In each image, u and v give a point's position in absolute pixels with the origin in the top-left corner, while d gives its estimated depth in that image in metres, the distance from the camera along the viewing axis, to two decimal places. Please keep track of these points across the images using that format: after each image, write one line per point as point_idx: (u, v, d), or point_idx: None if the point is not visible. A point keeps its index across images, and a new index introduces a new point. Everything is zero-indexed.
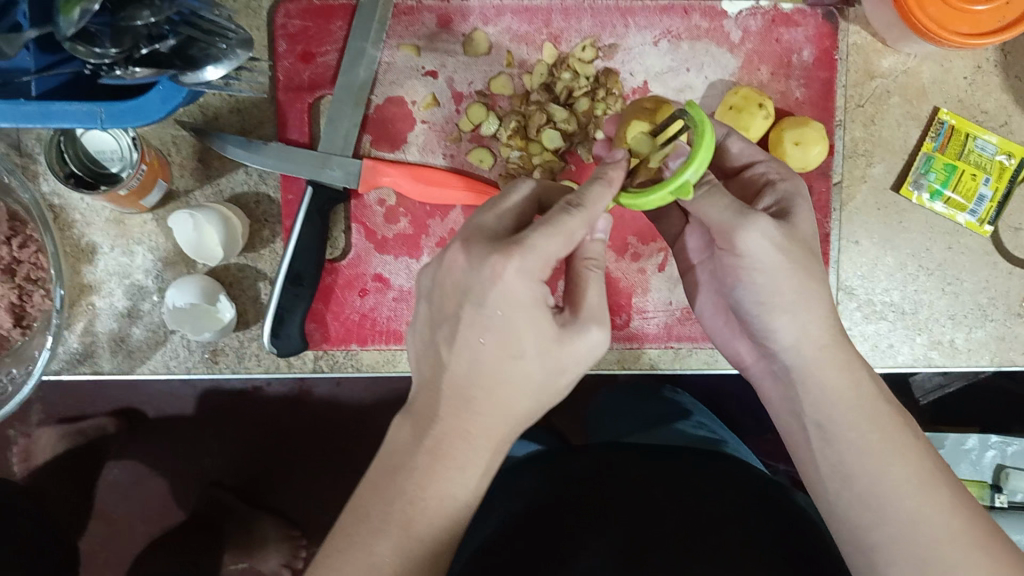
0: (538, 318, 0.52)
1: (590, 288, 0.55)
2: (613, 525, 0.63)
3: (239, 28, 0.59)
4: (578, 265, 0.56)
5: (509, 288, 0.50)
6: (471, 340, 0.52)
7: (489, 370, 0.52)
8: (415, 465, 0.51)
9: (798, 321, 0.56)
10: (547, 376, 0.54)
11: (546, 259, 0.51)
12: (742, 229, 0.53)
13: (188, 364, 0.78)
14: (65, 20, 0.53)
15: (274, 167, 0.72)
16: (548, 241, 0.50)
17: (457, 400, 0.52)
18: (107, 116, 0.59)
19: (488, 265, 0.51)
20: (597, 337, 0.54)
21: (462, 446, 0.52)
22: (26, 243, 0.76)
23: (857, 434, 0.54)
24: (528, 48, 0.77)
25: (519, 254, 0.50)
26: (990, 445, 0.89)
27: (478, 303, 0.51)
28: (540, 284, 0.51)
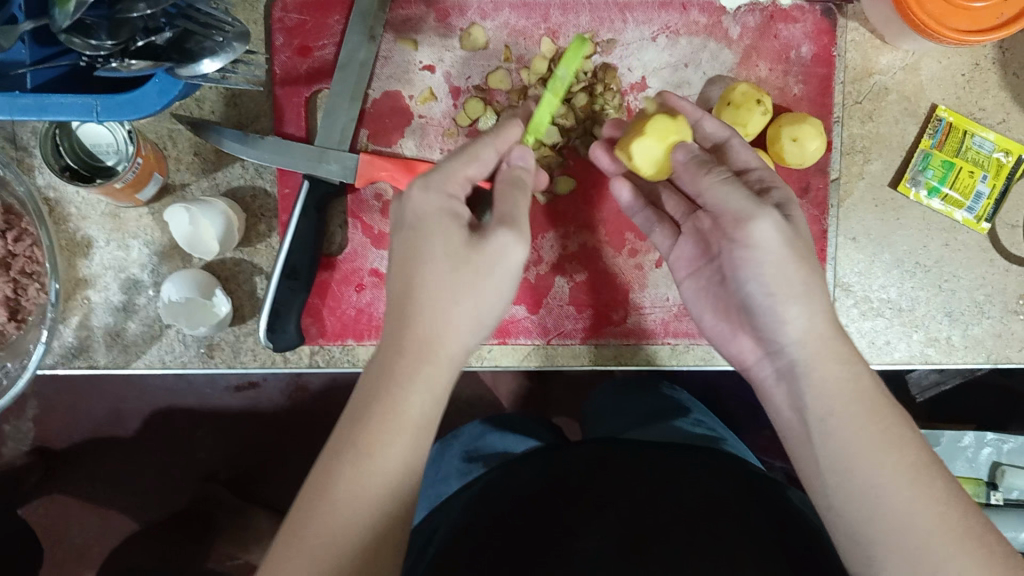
0: (451, 226, 0.56)
1: (508, 201, 0.59)
2: (609, 515, 0.64)
3: (236, 21, 0.59)
4: (499, 185, 0.60)
5: (417, 201, 0.57)
6: (402, 263, 0.56)
7: (417, 285, 0.54)
8: (365, 388, 0.51)
9: (808, 313, 0.57)
10: (476, 280, 0.55)
11: (449, 175, 0.58)
12: (756, 220, 0.58)
13: (183, 359, 0.78)
14: (61, 12, 0.52)
15: (270, 161, 0.72)
16: (452, 161, 0.58)
17: (395, 318, 0.54)
18: (104, 109, 0.59)
19: (404, 193, 0.58)
20: (508, 239, 0.56)
21: (403, 358, 0.52)
22: (21, 237, 0.75)
23: (858, 427, 0.53)
24: (526, 43, 0.77)
25: (423, 174, 0.57)
26: (986, 442, 0.89)
27: (399, 226, 0.57)
28: (448, 196, 0.57)
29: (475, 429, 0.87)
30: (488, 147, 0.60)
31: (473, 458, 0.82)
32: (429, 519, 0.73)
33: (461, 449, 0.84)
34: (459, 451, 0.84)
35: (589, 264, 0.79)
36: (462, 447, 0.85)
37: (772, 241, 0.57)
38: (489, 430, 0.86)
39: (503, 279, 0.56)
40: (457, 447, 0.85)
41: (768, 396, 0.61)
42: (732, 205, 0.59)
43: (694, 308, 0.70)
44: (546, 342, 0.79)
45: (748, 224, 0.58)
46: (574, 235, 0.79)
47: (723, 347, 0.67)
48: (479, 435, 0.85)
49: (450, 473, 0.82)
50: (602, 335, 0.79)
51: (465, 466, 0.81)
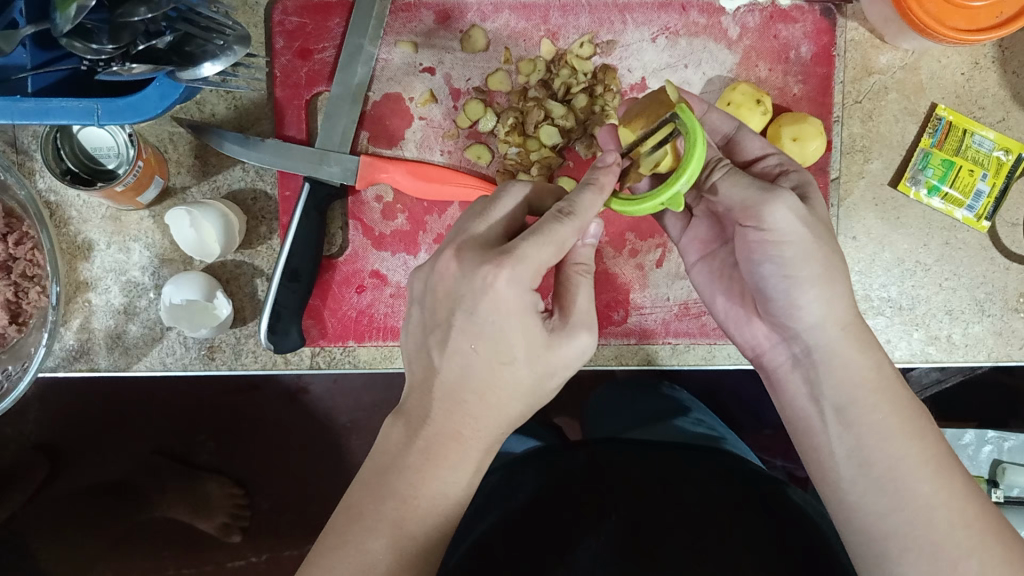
0: (529, 324, 0.53)
1: (579, 292, 0.56)
2: (611, 523, 0.64)
3: (237, 25, 0.59)
4: (569, 270, 0.57)
5: (501, 296, 0.51)
6: (464, 346, 0.52)
7: (477, 372, 0.52)
8: (407, 463, 0.52)
9: (826, 298, 0.55)
10: (537, 380, 0.54)
11: (535, 266, 0.51)
12: (770, 205, 0.54)
13: (185, 361, 0.78)
14: (63, 16, 0.53)
15: (271, 164, 0.72)
16: (539, 250, 0.51)
17: (450, 401, 0.53)
18: (105, 113, 0.59)
19: (481, 275, 0.51)
20: (586, 340, 0.55)
21: (457, 446, 0.52)
22: (23, 240, 0.75)
23: (879, 416, 0.54)
24: (526, 44, 0.77)
25: (510, 262, 0.50)
26: (987, 440, 0.92)
27: (469, 311, 0.51)
28: (530, 289, 0.52)
29: None
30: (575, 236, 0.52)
31: None
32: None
33: None
34: None
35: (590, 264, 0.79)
36: None
37: (792, 228, 0.54)
38: None
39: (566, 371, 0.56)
40: None
41: (782, 384, 0.60)
42: (740, 195, 0.56)
43: (705, 293, 0.69)
44: None
45: (759, 213, 0.54)
46: None
47: (736, 332, 0.65)
48: None
49: None
50: (603, 335, 0.79)
51: None
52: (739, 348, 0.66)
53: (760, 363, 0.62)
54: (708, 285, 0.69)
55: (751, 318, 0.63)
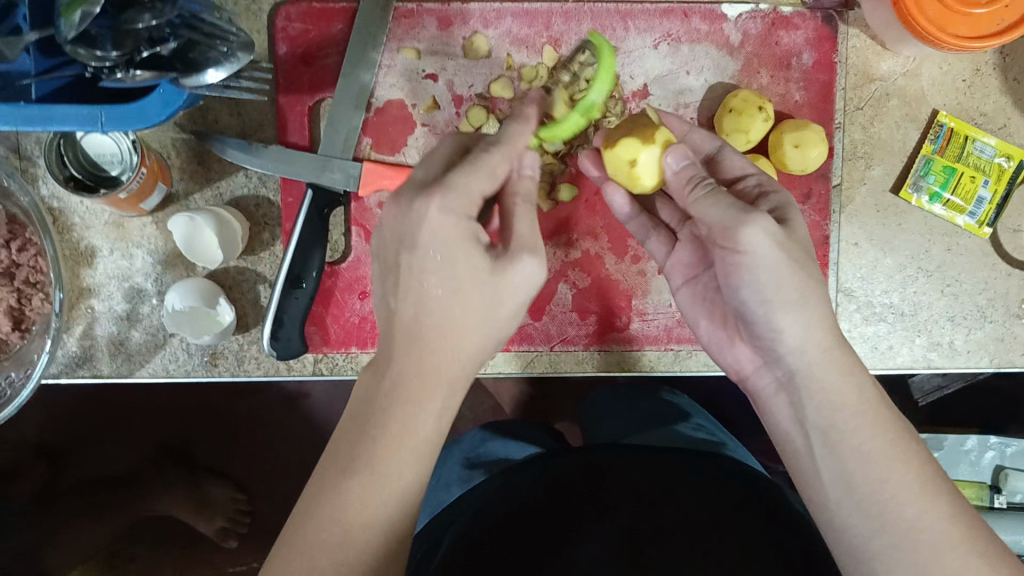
0: (468, 251, 0.54)
1: (518, 217, 0.57)
2: (608, 522, 0.64)
3: (241, 32, 0.60)
4: (509, 197, 0.58)
5: (436, 226, 0.53)
6: (414, 284, 0.54)
7: (429, 307, 0.54)
8: (377, 406, 0.52)
9: (805, 323, 0.56)
10: (490, 307, 0.55)
11: (466, 194, 0.54)
12: (745, 226, 0.56)
13: (187, 368, 0.78)
14: (66, 23, 0.53)
15: (274, 171, 0.72)
16: (468, 177, 0.54)
17: (407, 338, 0.54)
18: (107, 120, 0.59)
19: (415, 208, 0.54)
20: (532, 265, 0.56)
21: (418, 383, 0.53)
22: (25, 246, 0.75)
23: (859, 441, 0.53)
24: (528, 51, 0.77)
25: (440, 191, 0.54)
26: (989, 446, 0.89)
27: (410, 246, 0.54)
28: (467, 220, 0.54)
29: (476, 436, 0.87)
30: (503, 160, 0.56)
31: (477, 464, 0.82)
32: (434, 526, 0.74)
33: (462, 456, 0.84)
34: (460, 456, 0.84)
35: (593, 270, 0.79)
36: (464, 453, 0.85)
37: (764, 248, 0.56)
38: (492, 437, 0.86)
39: (519, 299, 0.56)
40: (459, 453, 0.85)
41: (766, 406, 0.61)
42: (719, 216, 0.58)
43: (689, 315, 0.70)
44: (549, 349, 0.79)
45: (735, 234, 0.57)
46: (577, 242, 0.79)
47: (720, 356, 0.67)
48: (482, 442, 0.85)
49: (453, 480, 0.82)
50: (605, 341, 0.79)
51: (466, 472, 0.82)
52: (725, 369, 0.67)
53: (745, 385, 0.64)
54: (692, 306, 0.69)
55: (733, 341, 0.64)
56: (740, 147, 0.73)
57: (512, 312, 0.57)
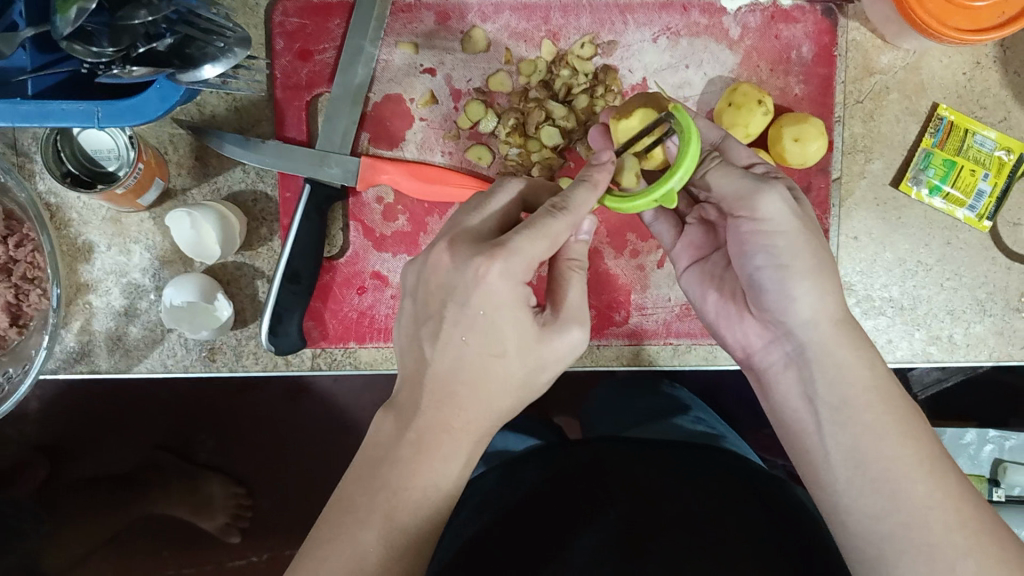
0: (519, 318, 0.53)
1: (571, 287, 0.57)
2: (607, 518, 0.63)
3: (237, 26, 0.58)
4: (562, 265, 0.58)
5: (493, 289, 0.51)
6: (454, 339, 0.52)
7: (466, 361, 0.52)
8: (399, 456, 0.52)
9: (819, 292, 0.56)
10: (528, 372, 0.54)
11: (527, 258, 0.52)
12: (762, 193, 0.57)
13: (185, 363, 0.78)
14: (63, 19, 0.52)
15: (272, 166, 0.72)
16: (533, 244, 0.51)
17: (441, 394, 0.53)
18: (104, 116, 0.59)
19: (473, 267, 0.51)
20: (577, 335, 0.55)
21: (449, 438, 0.52)
22: (22, 242, 0.75)
23: (873, 416, 0.54)
24: (527, 45, 0.77)
25: (503, 255, 0.51)
26: None
27: (461, 302, 0.52)
28: (522, 283, 0.52)
29: None
30: (564, 229, 0.53)
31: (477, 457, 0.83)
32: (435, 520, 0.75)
33: None
34: None
35: (591, 264, 0.79)
36: None
37: (780, 216, 0.56)
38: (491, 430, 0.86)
39: (558, 363, 0.56)
40: None
41: (774, 384, 0.60)
42: (731, 186, 0.59)
43: (694, 297, 0.69)
44: None
45: (751, 203, 0.57)
46: None
47: (726, 332, 0.65)
48: None
49: None
50: (605, 335, 0.79)
51: None
52: (728, 351, 0.66)
53: (749, 365, 0.63)
54: (698, 290, 0.68)
55: (741, 316, 0.63)
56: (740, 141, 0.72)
57: (549, 378, 0.56)
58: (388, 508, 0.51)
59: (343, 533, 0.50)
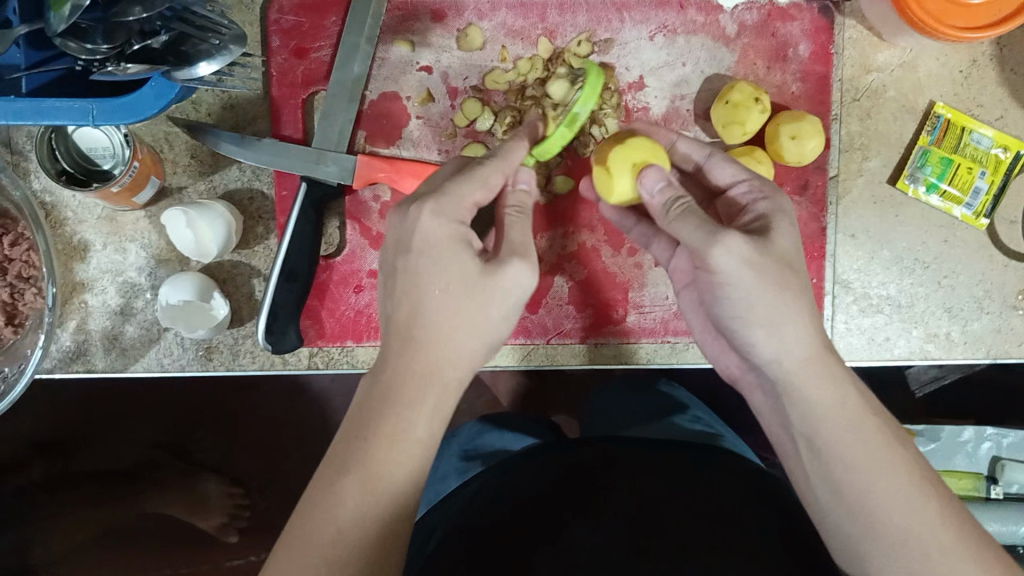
0: (461, 255, 0.55)
1: (511, 228, 0.59)
2: (604, 510, 0.63)
3: (233, 24, 0.59)
4: (503, 210, 0.61)
5: (428, 230, 0.55)
6: (409, 286, 0.55)
7: (424, 310, 0.55)
8: (370, 409, 0.53)
9: (778, 334, 0.55)
10: (482, 309, 0.55)
11: (459, 201, 0.56)
12: (713, 247, 0.54)
13: (182, 362, 0.77)
14: (56, 15, 0.52)
15: (267, 163, 0.72)
16: (463, 186, 0.57)
17: (402, 340, 0.55)
18: (100, 113, 0.58)
19: (410, 213, 0.56)
20: (521, 268, 0.56)
21: (416, 379, 0.53)
22: (18, 241, 0.75)
23: (848, 444, 0.53)
24: (523, 43, 0.77)
25: (433, 197, 0.56)
26: (986, 437, 0.90)
27: (406, 250, 0.56)
28: (458, 223, 0.56)
29: (474, 428, 0.87)
30: (496, 171, 0.59)
31: (472, 456, 0.83)
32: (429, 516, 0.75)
33: (459, 449, 0.85)
34: (457, 450, 0.85)
35: (589, 263, 0.78)
36: (460, 446, 0.85)
37: (733, 265, 0.54)
38: (487, 429, 0.86)
39: (511, 301, 0.57)
40: (455, 445, 0.86)
41: (753, 399, 0.63)
42: (688, 236, 0.56)
43: (690, 317, 0.71)
44: (545, 342, 0.79)
45: (705, 255, 0.55)
46: (573, 235, 0.79)
47: (720, 359, 0.68)
48: (478, 434, 0.86)
49: (449, 471, 0.82)
50: (600, 334, 0.79)
51: (463, 464, 0.82)
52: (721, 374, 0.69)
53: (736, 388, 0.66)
54: (690, 309, 0.71)
55: (722, 344, 0.67)
56: (737, 140, 0.72)
57: (504, 319, 0.57)
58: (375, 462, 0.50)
59: (337, 480, 0.50)
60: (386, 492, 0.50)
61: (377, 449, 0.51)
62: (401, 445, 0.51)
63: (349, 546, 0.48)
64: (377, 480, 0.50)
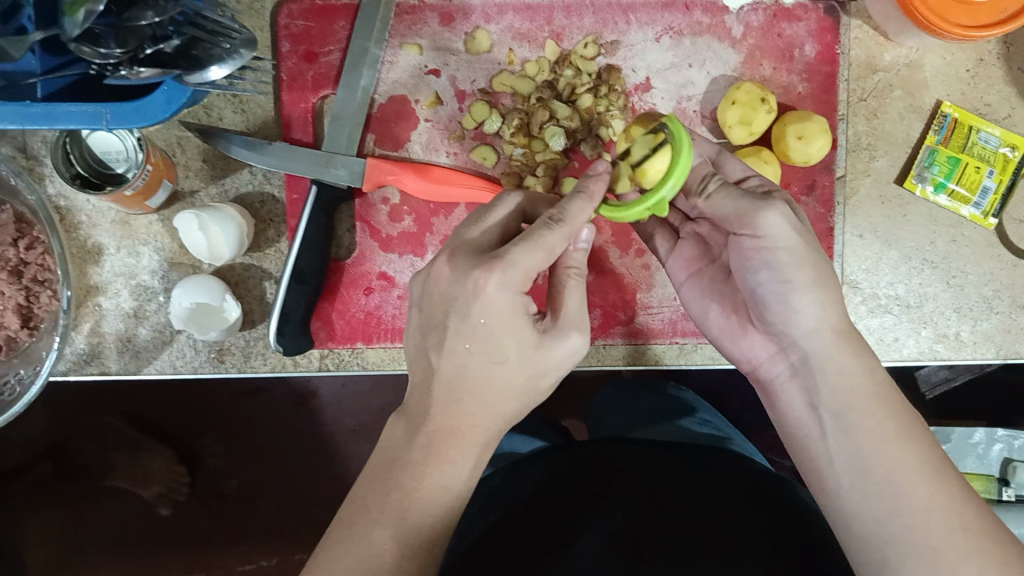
0: (519, 327, 0.54)
1: (569, 294, 0.58)
2: (615, 522, 0.63)
3: (243, 28, 0.60)
4: (561, 273, 0.59)
5: (493, 299, 0.52)
6: (459, 348, 0.53)
7: (472, 371, 0.54)
8: (410, 455, 0.53)
9: (820, 303, 0.57)
10: (530, 378, 0.55)
11: (527, 270, 0.52)
12: (763, 211, 0.57)
13: (194, 364, 0.78)
14: (70, 21, 0.53)
15: (277, 166, 0.72)
16: (530, 255, 0.52)
17: (447, 398, 0.54)
18: (113, 116, 0.59)
19: (473, 278, 0.52)
20: (575, 339, 0.56)
21: (456, 441, 0.53)
22: (33, 244, 0.76)
23: (875, 421, 0.54)
24: (530, 45, 0.77)
25: (501, 268, 0.52)
26: (996, 438, 0.91)
27: (463, 313, 0.53)
28: (522, 293, 0.53)
29: None
30: (563, 241, 0.54)
31: (481, 459, 0.84)
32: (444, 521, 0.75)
33: None
34: None
35: (597, 264, 0.79)
36: None
37: (781, 232, 0.57)
38: (497, 432, 0.87)
39: (559, 368, 0.57)
40: None
41: (778, 395, 0.61)
42: (733, 207, 0.59)
43: (695, 310, 0.70)
44: None
45: (753, 221, 0.58)
46: None
47: (730, 346, 0.66)
48: None
49: None
50: (609, 335, 0.79)
51: (472, 467, 0.83)
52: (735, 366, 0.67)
53: (758, 383, 0.64)
54: (698, 302, 0.69)
55: (745, 330, 0.64)
56: (742, 140, 0.72)
57: (550, 382, 0.57)
58: (407, 504, 0.51)
59: (372, 527, 0.51)
60: (418, 528, 0.51)
61: (415, 499, 0.52)
62: (438, 495, 0.52)
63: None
64: (411, 531, 0.51)
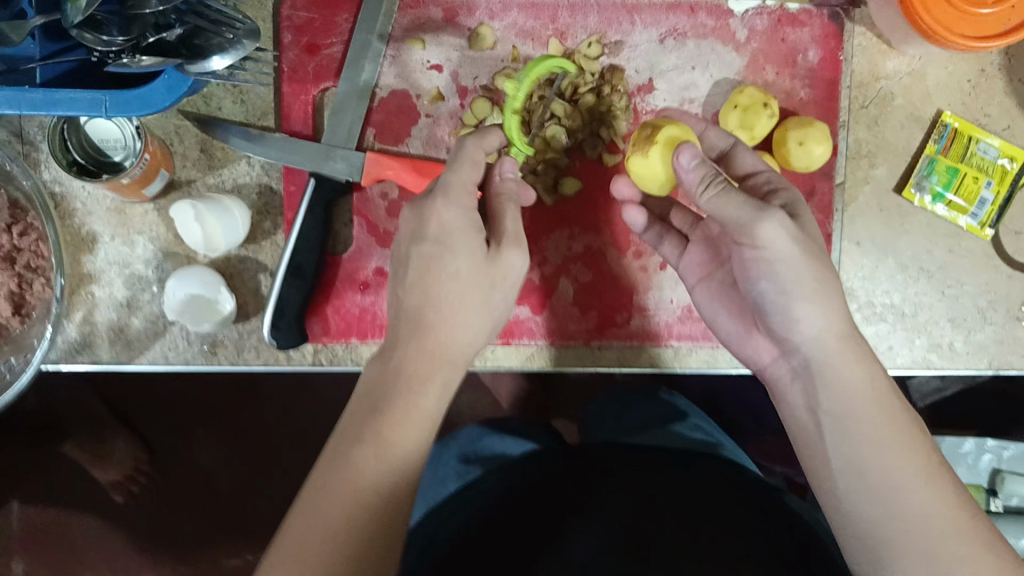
0: (469, 240, 0.60)
1: (506, 214, 0.63)
2: (607, 517, 0.63)
3: (247, 20, 0.59)
4: (497, 200, 0.64)
5: (444, 220, 0.60)
6: (421, 275, 0.59)
7: (437, 292, 0.59)
8: (390, 390, 0.55)
9: (821, 311, 0.57)
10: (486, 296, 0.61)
11: (462, 188, 0.61)
12: (761, 222, 0.56)
13: (187, 356, 0.77)
14: (72, 7, 0.53)
15: (276, 159, 0.72)
16: (463, 174, 0.61)
17: (413, 322, 0.58)
18: (113, 104, 0.59)
19: (425, 208, 0.60)
20: (515, 255, 0.62)
21: (428, 362, 0.57)
22: (27, 231, 0.75)
23: (872, 424, 0.54)
24: (534, 43, 0.77)
25: (442, 193, 0.60)
26: (987, 449, 0.90)
27: (420, 237, 0.60)
28: (469, 211, 0.60)
29: (473, 431, 0.87)
30: (476, 150, 0.63)
31: (473, 459, 0.82)
32: (420, 534, 0.72)
33: (459, 451, 0.84)
34: (457, 452, 0.84)
35: (594, 266, 0.79)
36: (461, 449, 0.85)
37: (781, 242, 0.56)
38: (488, 433, 0.86)
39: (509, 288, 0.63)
40: (456, 448, 0.85)
41: (783, 396, 0.62)
42: (735, 212, 0.57)
43: (706, 312, 0.71)
44: (549, 343, 0.79)
45: (752, 231, 0.56)
46: (579, 237, 0.78)
47: (739, 349, 0.67)
48: (478, 437, 0.85)
49: (450, 474, 0.82)
50: (605, 337, 0.79)
51: (463, 468, 0.82)
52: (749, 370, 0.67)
53: (765, 379, 0.65)
54: (709, 305, 0.70)
55: (751, 332, 0.65)
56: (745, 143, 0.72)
57: (501, 299, 0.63)
58: (385, 432, 0.53)
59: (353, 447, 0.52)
60: (397, 461, 0.52)
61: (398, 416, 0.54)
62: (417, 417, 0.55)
63: (365, 514, 0.50)
64: (389, 446, 0.52)
